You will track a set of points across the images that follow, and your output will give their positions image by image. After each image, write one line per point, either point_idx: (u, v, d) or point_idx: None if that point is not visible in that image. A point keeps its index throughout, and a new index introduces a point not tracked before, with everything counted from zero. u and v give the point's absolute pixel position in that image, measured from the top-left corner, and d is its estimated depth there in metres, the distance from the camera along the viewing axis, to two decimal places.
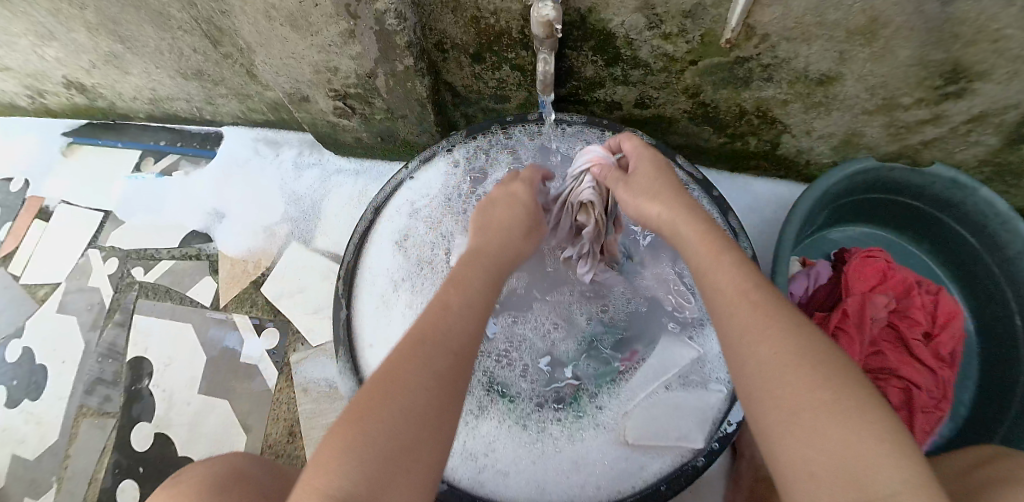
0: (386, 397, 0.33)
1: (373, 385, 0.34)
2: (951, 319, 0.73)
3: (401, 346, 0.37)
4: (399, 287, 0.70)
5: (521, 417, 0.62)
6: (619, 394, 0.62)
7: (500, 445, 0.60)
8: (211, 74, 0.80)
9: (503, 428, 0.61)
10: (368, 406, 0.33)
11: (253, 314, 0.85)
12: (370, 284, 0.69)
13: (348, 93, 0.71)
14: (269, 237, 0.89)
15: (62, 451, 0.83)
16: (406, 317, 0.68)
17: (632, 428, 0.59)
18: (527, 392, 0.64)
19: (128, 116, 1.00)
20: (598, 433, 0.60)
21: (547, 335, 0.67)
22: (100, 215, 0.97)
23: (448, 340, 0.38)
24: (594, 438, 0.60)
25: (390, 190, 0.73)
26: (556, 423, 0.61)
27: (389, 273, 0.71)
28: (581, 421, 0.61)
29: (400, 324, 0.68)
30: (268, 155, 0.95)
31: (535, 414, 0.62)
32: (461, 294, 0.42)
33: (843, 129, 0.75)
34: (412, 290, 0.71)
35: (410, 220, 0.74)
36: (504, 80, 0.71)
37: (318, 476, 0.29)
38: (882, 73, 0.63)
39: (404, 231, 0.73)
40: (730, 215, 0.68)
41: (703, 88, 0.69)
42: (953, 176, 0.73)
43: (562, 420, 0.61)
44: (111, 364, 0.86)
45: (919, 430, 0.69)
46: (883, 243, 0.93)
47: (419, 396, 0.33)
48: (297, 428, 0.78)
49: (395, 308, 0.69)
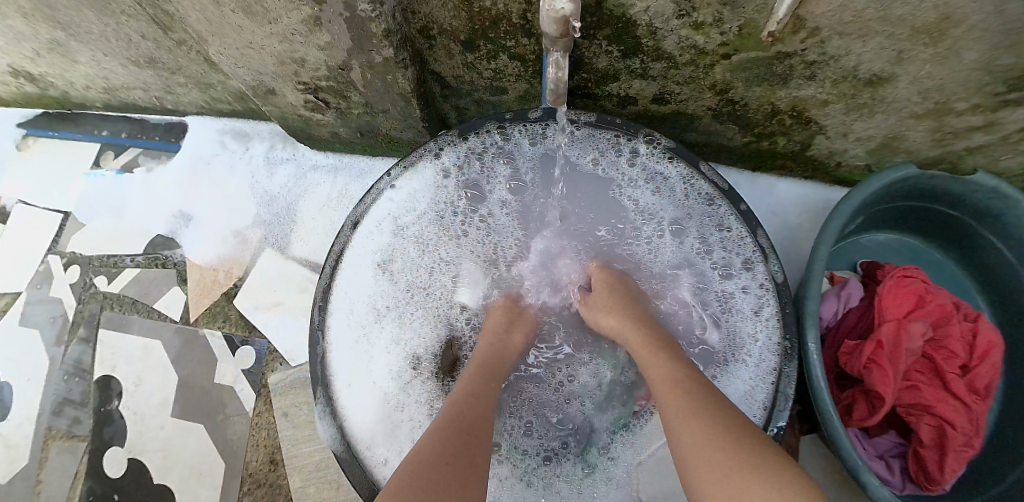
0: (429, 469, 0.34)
1: (413, 460, 0.36)
2: (991, 350, 0.65)
3: (432, 429, 0.40)
4: (383, 317, 0.66)
5: (526, 471, 0.60)
6: (632, 443, 0.59)
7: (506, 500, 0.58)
8: (166, 62, 0.71)
9: (508, 487, 0.58)
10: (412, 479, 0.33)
11: (226, 330, 0.78)
12: (350, 312, 0.63)
13: (320, 87, 0.62)
14: (240, 243, 0.81)
15: (32, 475, 0.78)
16: (393, 355, 0.65)
17: (646, 486, 0.56)
18: (533, 443, 0.61)
19: (84, 105, 0.90)
20: (611, 490, 0.58)
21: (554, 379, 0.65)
22: (59, 217, 0.88)
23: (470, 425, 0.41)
24: (606, 495, 0.57)
25: (369, 202, 0.64)
26: (565, 479, 0.59)
27: (370, 301, 0.65)
28: (592, 476, 0.59)
29: (384, 361, 0.64)
30: (237, 150, 0.85)
31: (544, 466, 0.60)
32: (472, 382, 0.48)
33: (884, 132, 0.66)
34: (400, 319, 0.66)
35: (395, 242, 0.68)
36: (501, 70, 0.59)
37: None
38: (939, 76, 0.53)
39: (384, 253, 0.67)
40: (761, 233, 0.59)
41: (733, 84, 0.60)
42: (998, 185, 0.63)
43: (570, 477, 0.59)
44: (78, 383, 0.80)
45: (949, 471, 0.62)
46: (909, 254, 0.80)
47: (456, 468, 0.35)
48: (278, 456, 0.72)
49: (379, 343, 0.64)
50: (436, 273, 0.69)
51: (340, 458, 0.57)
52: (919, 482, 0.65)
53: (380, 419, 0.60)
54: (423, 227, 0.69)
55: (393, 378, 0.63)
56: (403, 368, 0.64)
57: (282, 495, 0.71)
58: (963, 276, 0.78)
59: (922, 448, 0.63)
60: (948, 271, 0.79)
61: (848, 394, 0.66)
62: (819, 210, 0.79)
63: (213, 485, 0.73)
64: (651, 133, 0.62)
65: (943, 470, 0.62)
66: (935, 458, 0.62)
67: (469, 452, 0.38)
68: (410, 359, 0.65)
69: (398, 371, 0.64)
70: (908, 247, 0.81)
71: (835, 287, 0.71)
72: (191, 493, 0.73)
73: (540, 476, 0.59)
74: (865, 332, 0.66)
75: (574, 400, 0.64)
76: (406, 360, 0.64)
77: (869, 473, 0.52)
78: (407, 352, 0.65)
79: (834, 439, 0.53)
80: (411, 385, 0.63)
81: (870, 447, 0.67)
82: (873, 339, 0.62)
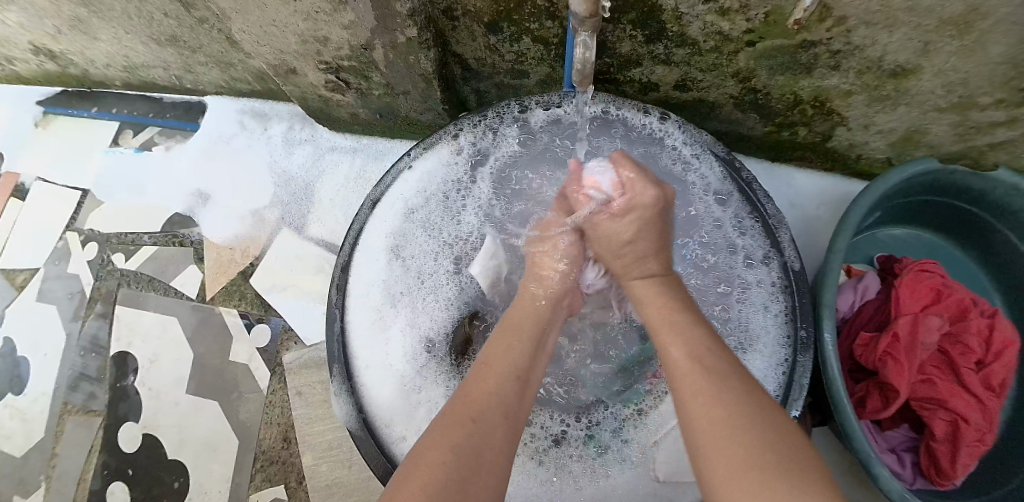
0: (439, 464, 0.33)
1: (424, 453, 0.34)
2: (1007, 347, 0.64)
3: (445, 418, 0.38)
4: (398, 301, 0.66)
5: (540, 449, 0.60)
6: (645, 424, 0.60)
7: (519, 480, 0.58)
8: (187, 40, 0.71)
9: (520, 466, 0.59)
10: (422, 476, 0.32)
11: (242, 308, 0.78)
12: (364, 293, 0.63)
13: (342, 66, 0.62)
14: (257, 223, 0.82)
15: (49, 448, 0.79)
16: (406, 338, 0.65)
17: (661, 464, 0.57)
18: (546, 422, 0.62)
19: (104, 83, 0.90)
20: (624, 469, 0.58)
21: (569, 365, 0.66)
22: (78, 195, 0.89)
23: (492, 409, 0.38)
24: (619, 474, 0.58)
25: (388, 183, 0.65)
26: (578, 457, 0.59)
27: (384, 284, 0.65)
28: (605, 456, 0.59)
29: (399, 344, 0.64)
30: (256, 130, 0.86)
31: (557, 446, 0.60)
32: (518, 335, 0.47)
33: (906, 125, 0.65)
34: (413, 304, 0.66)
35: (409, 227, 0.67)
36: (523, 53, 0.59)
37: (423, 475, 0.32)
38: (965, 70, 0.52)
39: (396, 238, 0.67)
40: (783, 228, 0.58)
41: (756, 72, 0.60)
42: (1019, 182, 0.62)
43: (583, 455, 0.59)
44: (95, 358, 0.81)
45: (961, 467, 0.61)
46: (926, 250, 0.80)
47: (469, 461, 0.34)
48: (292, 435, 0.73)
49: (394, 325, 0.64)
50: (448, 258, 0.69)
51: (354, 433, 0.57)
52: (930, 477, 0.65)
53: (394, 400, 0.61)
54: (434, 215, 0.69)
55: (407, 360, 0.64)
56: (414, 351, 0.64)
57: (295, 473, 0.72)
58: (979, 273, 0.77)
59: (934, 443, 0.63)
60: (964, 267, 0.78)
61: (862, 386, 0.65)
62: (839, 203, 0.78)
63: (227, 462, 0.74)
64: (665, 112, 0.62)
65: (955, 465, 0.61)
66: (947, 453, 0.62)
67: (486, 442, 0.36)
68: (422, 341, 0.65)
69: (412, 353, 0.64)
70: (922, 243, 0.80)
71: (850, 281, 0.71)
72: (205, 469, 0.74)
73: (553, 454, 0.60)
74: (882, 325, 0.66)
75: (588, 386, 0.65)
76: (420, 343, 0.65)
77: (881, 465, 0.52)
78: (421, 335, 0.65)
79: (849, 430, 0.53)
80: (423, 369, 0.64)
81: (882, 440, 0.67)
82: (890, 331, 0.62)
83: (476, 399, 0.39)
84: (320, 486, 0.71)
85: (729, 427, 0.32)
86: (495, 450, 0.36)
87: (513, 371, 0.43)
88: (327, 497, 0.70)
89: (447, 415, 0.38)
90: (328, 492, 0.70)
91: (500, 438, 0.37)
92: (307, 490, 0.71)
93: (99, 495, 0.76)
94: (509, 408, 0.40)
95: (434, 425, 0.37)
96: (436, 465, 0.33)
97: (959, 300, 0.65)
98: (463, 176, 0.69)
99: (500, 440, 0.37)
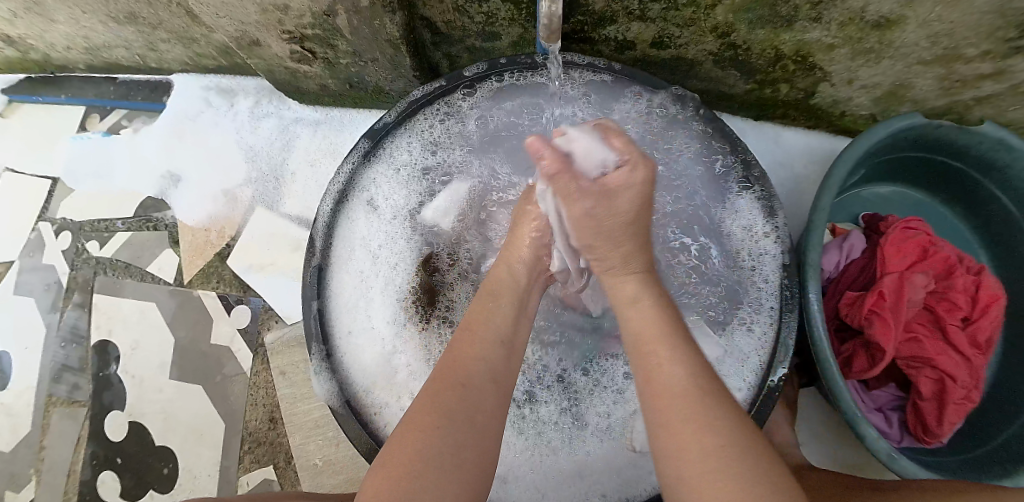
0: (431, 426, 0.33)
1: (411, 421, 0.35)
2: (993, 302, 0.64)
3: (435, 382, 0.37)
4: (378, 258, 0.65)
5: (515, 420, 0.60)
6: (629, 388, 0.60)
7: (498, 447, 0.59)
8: (146, 17, 0.67)
9: (500, 436, 0.59)
10: (416, 442, 0.33)
11: (220, 290, 0.77)
12: (346, 259, 0.63)
13: (306, 36, 0.59)
14: (230, 202, 0.80)
15: (35, 442, 0.78)
16: (387, 299, 0.64)
17: (640, 435, 0.57)
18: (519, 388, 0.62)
19: (67, 67, 0.87)
20: (600, 441, 0.58)
21: (547, 341, 0.64)
22: (47, 183, 0.87)
23: (481, 370, 0.38)
24: (596, 444, 0.58)
25: (375, 139, 0.61)
26: (555, 426, 0.60)
27: (363, 241, 0.64)
28: (582, 430, 0.59)
29: (382, 305, 0.64)
30: (222, 106, 0.83)
31: (529, 410, 0.61)
32: (492, 305, 0.45)
33: (890, 79, 0.63)
34: (390, 258, 0.66)
35: (388, 179, 0.66)
36: (493, 13, 0.57)
37: (422, 429, 0.33)
38: (950, 20, 0.51)
39: (373, 192, 0.65)
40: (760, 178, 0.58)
41: (735, 27, 0.58)
42: (1006, 136, 0.61)
43: (559, 425, 0.60)
44: (76, 349, 0.80)
45: (947, 424, 0.62)
46: (912, 207, 0.79)
47: (465, 431, 0.34)
48: (278, 415, 0.72)
49: (375, 287, 0.64)
50: (411, 203, 0.68)
51: (336, 410, 0.57)
52: (916, 435, 0.65)
53: (374, 365, 0.61)
54: (417, 159, 0.67)
55: (389, 321, 0.64)
56: (394, 312, 0.64)
57: (284, 453, 0.71)
58: (963, 228, 0.77)
59: (921, 401, 0.63)
60: (950, 223, 0.77)
61: (848, 346, 0.65)
62: (824, 161, 0.77)
63: (215, 446, 0.73)
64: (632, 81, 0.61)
65: (942, 422, 0.61)
66: (934, 411, 0.62)
67: (478, 409, 0.36)
68: (402, 299, 0.65)
69: (392, 314, 0.64)
70: (907, 200, 0.79)
71: (836, 239, 0.70)
72: (193, 454, 0.74)
73: (524, 421, 0.60)
74: (867, 283, 0.65)
75: (574, 360, 0.63)
76: (402, 299, 0.65)
77: (866, 425, 0.51)
78: (401, 291, 0.65)
79: (836, 390, 0.52)
80: (403, 328, 0.64)
81: (869, 400, 0.67)
82: (876, 290, 0.61)
83: (461, 363, 0.39)
84: (308, 465, 0.70)
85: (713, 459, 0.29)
86: (488, 420, 0.36)
87: (498, 335, 0.42)
88: (315, 476, 0.70)
89: (430, 384, 0.38)
90: (317, 470, 0.70)
91: (492, 405, 0.37)
92: (295, 470, 0.71)
93: (90, 485, 0.75)
94: (499, 373, 0.39)
95: (419, 396, 0.37)
96: (421, 437, 0.33)
97: (943, 257, 0.64)
98: (447, 125, 0.66)
99: (491, 407, 0.37)
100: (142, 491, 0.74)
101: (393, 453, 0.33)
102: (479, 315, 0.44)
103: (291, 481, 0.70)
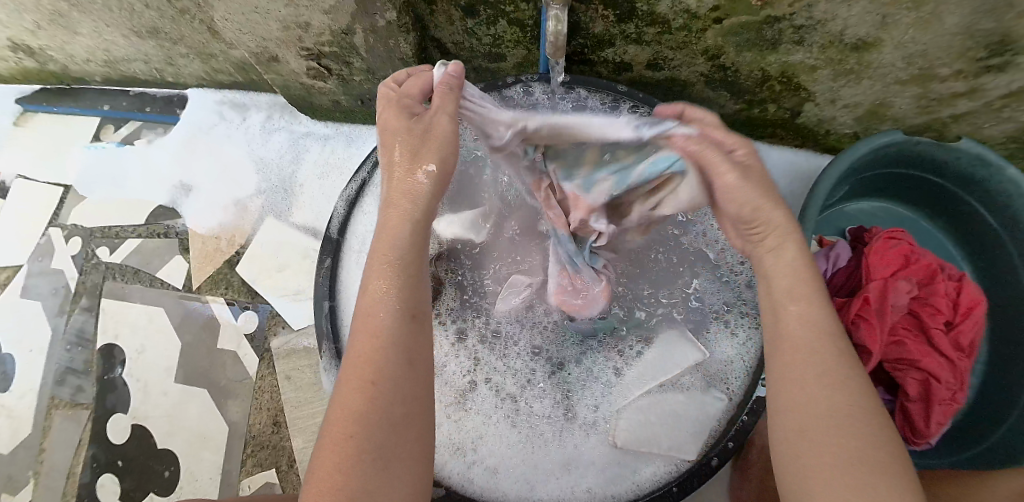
0: (350, 435, 0.32)
1: (331, 432, 0.33)
2: (976, 307, 0.66)
3: (345, 379, 0.35)
4: None
5: (509, 410, 0.62)
6: (615, 391, 0.61)
7: (490, 437, 0.60)
8: (168, 32, 0.71)
9: (492, 423, 0.61)
10: (335, 454, 0.32)
11: (228, 297, 0.79)
12: (356, 254, 0.65)
13: (322, 52, 0.63)
14: (240, 212, 0.82)
15: (36, 444, 0.78)
16: None
17: (622, 431, 0.59)
18: (513, 383, 0.63)
19: (84, 79, 0.90)
20: (590, 434, 0.60)
21: (545, 335, 0.64)
22: (59, 190, 0.89)
23: (392, 357, 0.34)
24: (584, 439, 0.60)
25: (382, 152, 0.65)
26: (547, 419, 0.61)
27: None
28: (574, 423, 0.61)
29: None
30: (234, 120, 0.86)
31: (523, 405, 0.62)
32: (390, 271, 0.38)
33: (871, 99, 0.67)
34: None
35: None
36: (499, 36, 0.60)
37: (339, 446, 0.32)
38: (923, 41, 0.55)
39: None
40: None
41: (725, 49, 0.62)
42: (982, 152, 0.64)
43: (551, 416, 0.61)
44: (81, 352, 0.81)
45: (935, 425, 0.64)
46: (898, 221, 0.82)
47: (386, 432, 0.32)
48: (281, 419, 0.74)
49: None
50: None
51: None
52: (906, 436, 0.67)
53: None
54: None
55: None
56: None
57: (286, 457, 0.72)
58: (947, 242, 0.80)
59: (909, 402, 0.65)
60: (935, 237, 0.81)
61: None
62: (811, 179, 0.81)
63: (217, 450, 0.74)
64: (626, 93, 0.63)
65: (929, 422, 0.64)
66: (921, 412, 0.64)
67: (399, 398, 0.34)
68: None
69: None
70: (892, 214, 0.83)
71: (824, 249, 0.73)
72: (195, 456, 0.75)
73: (522, 412, 0.62)
74: (854, 290, 0.68)
75: (571, 359, 0.63)
76: None
77: None
78: None
79: None
80: None
81: None
82: (861, 295, 0.64)
83: (369, 352, 0.35)
84: None
85: (826, 417, 0.30)
86: (413, 405, 0.34)
87: (401, 309, 0.37)
88: None
89: (348, 375, 0.35)
90: None
91: (411, 386, 0.35)
92: (298, 474, 0.72)
93: (90, 489, 0.76)
94: (410, 349, 0.35)
95: (335, 397, 0.34)
96: (350, 443, 0.32)
97: (926, 265, 0.67)
98: None
99: (416, 391, 0.35)
100: (142, 495, 0.74)
101: (317, 465, 0.32)
102: (380, 281, 0.38)
103: (293, 485, 0.72)
